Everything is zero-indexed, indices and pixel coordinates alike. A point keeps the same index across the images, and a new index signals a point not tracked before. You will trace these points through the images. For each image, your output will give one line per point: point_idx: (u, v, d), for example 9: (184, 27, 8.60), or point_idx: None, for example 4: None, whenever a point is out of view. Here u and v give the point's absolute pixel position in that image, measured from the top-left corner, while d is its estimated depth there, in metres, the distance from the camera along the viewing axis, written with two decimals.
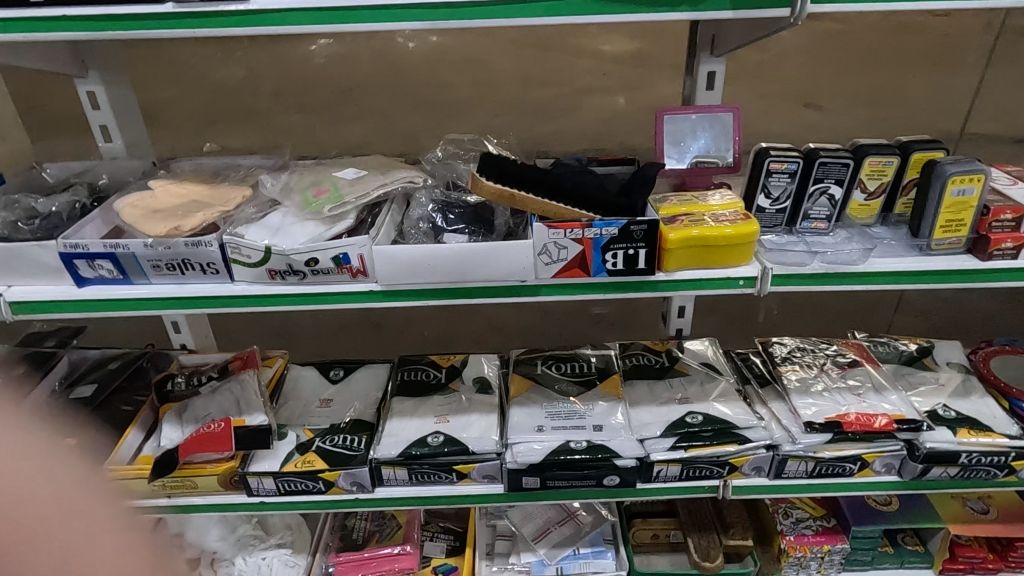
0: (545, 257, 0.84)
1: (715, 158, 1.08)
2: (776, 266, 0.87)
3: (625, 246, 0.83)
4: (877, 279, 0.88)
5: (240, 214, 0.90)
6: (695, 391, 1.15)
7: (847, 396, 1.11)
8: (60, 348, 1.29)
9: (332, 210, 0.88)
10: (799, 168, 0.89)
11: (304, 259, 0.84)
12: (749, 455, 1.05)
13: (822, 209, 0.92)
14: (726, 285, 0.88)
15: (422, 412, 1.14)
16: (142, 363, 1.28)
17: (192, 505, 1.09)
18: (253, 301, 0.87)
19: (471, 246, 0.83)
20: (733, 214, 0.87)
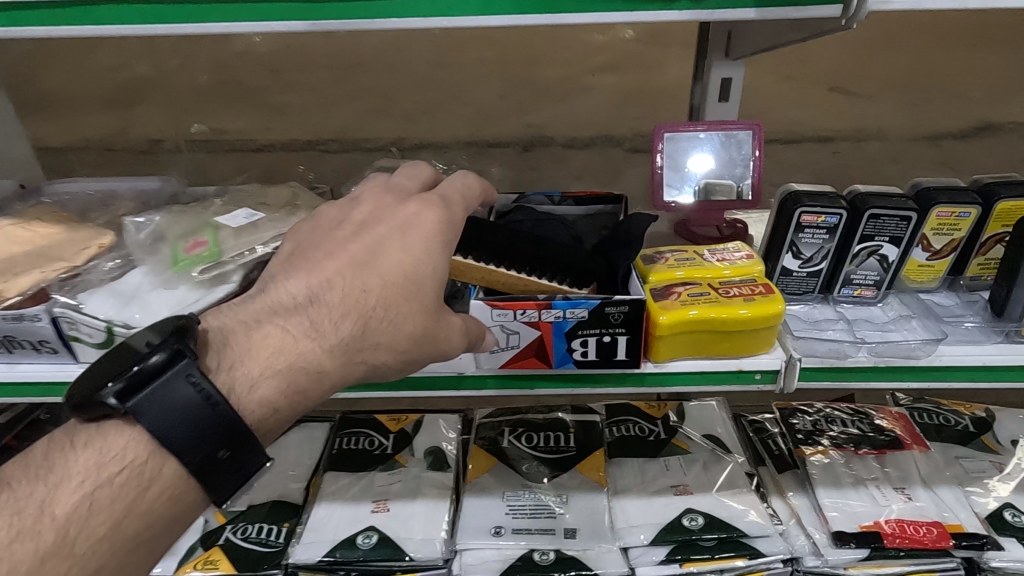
0: (489, 344, 0.62)
1: (728, 179, 0.84)
2: (806, 358, 0.64)
3: (599, 331, 0.60)
4: (945, 376, 0.64)
5: (90, 273, 0.67)
6: (696, 476, 0.93)
7: (888, 492, 0.88)
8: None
9: (205, 271, 0.64)
10: (842, 222, 0.66)
11: None
12: (762, 570, 0.83)
13: (869, 273, 0.69)
14: (738, 380, 0.65)
15: (357, 494, 0.93)
16: (39, 416, 0.98)
17: None
18: None
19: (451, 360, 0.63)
20: (749, 285, 0.64)
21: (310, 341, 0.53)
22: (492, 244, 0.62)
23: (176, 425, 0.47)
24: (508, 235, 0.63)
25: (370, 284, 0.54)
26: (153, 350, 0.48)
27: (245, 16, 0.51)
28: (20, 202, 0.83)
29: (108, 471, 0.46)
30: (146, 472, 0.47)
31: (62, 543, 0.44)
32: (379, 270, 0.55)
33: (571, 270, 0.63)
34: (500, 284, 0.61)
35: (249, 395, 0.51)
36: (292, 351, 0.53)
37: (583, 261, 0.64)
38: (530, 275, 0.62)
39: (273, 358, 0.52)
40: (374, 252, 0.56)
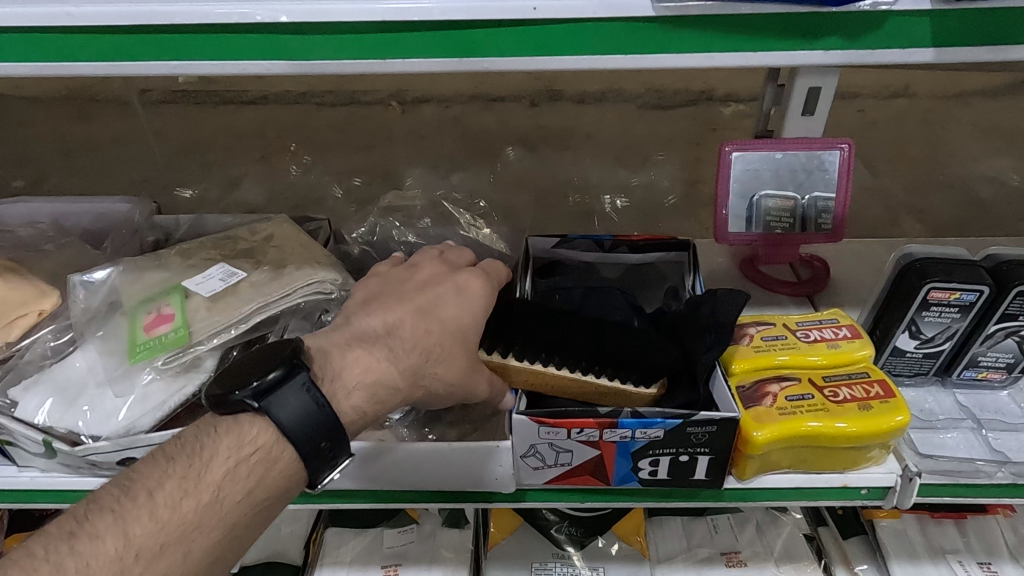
0: (533, 461, 0.49)
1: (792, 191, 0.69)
2: (929, 475, 0.51)
3: (675, 450, 0.47)
4: None
5: (27, 353, 0.53)
6: (750, 542, 0.81)
7: (972, 569, 0.77)
8: None
9: (169, 362, 0.50)
10: (980, 301, 0.52)
11: (115, 459, 0.49)
12: None
13: (1002, 355, 0.55)
14: (839, 496, 0.52)
15: (363, 560, 0.81)
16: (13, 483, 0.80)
17: None
18: (54, 498, 0.53)
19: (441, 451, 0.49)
20: (858, 382, 0.51)
21: (388, 365, 0.43)
22: (539, 335, 0.49)
23: (301, 420, 0.39)
24: (559, 322, 0.50)
25: (438, 321, 0.45)
26: (273, 359, 0.40)
27: (219, 52, 0.38)
28: None
29: (245, 447, 0.39)
30: (279, 450, 0.39)
31: (213, 507, 0.37)
32: (449, 306, 0.46)
33: (636, 362, 0.49)
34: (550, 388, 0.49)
35: (348, 404, 0.42)
36: (379, 370, 0.43)
37: (653, 352, 0.49)
38: (586, 374, 0.49)
39: (366, 373, 0.43)
40: (435, 288, 0.47)
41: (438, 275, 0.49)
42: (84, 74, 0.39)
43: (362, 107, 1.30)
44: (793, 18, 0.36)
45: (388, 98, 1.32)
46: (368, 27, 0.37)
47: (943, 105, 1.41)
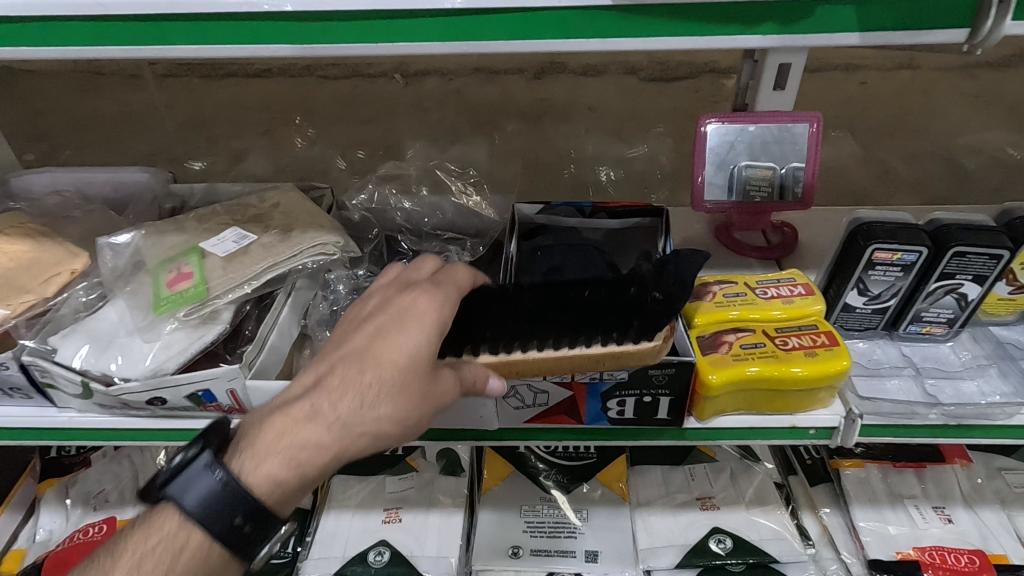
0: (515, 401, 0.55)
1: (765, 161, 0.73)
2: (870, 415, 0.57)
3: (639, 392, 0.53)
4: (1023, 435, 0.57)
5: (61, 308, 0.59)
6: (723, 488, 0.88)
7: (928, 513, 0.83)
8: None
9: (190, 313, 0.57)
10: (921, 260, 0.57)
11: (144, 398, 0.55)
12: None
13: (943, 311, 0.60)
14: (790, 436, 0.58)
15: (367, 502, 0.89)
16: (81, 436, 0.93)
17: None
18: (90, 435, 0.60)
19: None
20: (809, 331, 0.57)
21: (311, 421, 0.46)
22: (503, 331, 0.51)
23: (208, 503, 0.47)
24: (526, 309, 0.51)
25: (372, 359, 0.47)
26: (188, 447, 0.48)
27: (230, 36, 0.43)
28: None
29: (166, 535, 0.47)
30: (195, 534, 0.47)
31: None
32: (387, 340, 0.47)
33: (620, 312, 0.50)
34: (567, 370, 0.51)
35: (260, 472, 0.46)
36: (302, 431, 0.46)
37: (634, 303, 0.50)
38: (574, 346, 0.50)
39: (284, 439, 0.47)
40: (380, 319, 0.49)
41: (389, 300, 0.50)
42: (116, 56, 0.45)
43: (364, 80, 1.30)
44: (737, 6, 0.41)
45: (392, 71, 1.31)
46: (363, 15, 0.42)
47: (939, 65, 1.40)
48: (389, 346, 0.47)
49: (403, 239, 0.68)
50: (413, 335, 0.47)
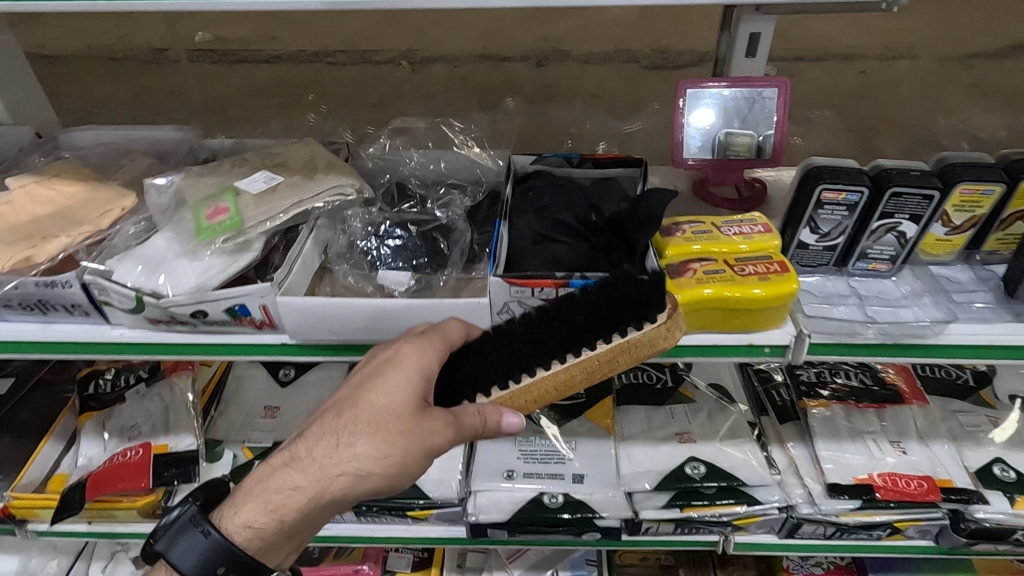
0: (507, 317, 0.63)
1: (737, 124, 0.81)
2: (817, 334, 0.65)
3: None
4: (951, 354, 0.66)
5: (115, 237, 0.69)
6: (700, 425, 0.96)
7: (885, 446, 0.91)
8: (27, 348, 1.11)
9: (228, 240, 0.66)
10: (863, 200, 0.65)
11: (189, 311, 0.64)
12: (759, 516, 0.88)
13: (886, 248, 0.69)
14: (748, 353, 0.67)
15: None
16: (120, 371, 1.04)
17: (116, 533, 0.95)
18: (138, 349, 0.69)
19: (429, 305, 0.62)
20: (765, 260, 0.65)
21: (295, 467, 0.61)
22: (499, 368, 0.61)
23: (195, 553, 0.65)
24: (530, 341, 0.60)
25: (352, 404, 0.61)
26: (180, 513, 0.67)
27: None
28: (36, 154, 0.83)
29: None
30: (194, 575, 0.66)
31: None
32: (372, 383, 0.60)
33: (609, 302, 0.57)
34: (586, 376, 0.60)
35: (248, 518, 0.63)
36: (287, 477, 0.62)
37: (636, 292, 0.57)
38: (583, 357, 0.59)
39: (271, 485, 0.62)
40: (374, 361, 0.62)
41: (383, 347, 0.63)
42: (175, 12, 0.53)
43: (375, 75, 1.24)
44: None
45: (399, 58, 1.17)
46: None
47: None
48: (370, 392, 0.60)
49: (412, 186, 0.76)
50: (397, 384, 0.59)
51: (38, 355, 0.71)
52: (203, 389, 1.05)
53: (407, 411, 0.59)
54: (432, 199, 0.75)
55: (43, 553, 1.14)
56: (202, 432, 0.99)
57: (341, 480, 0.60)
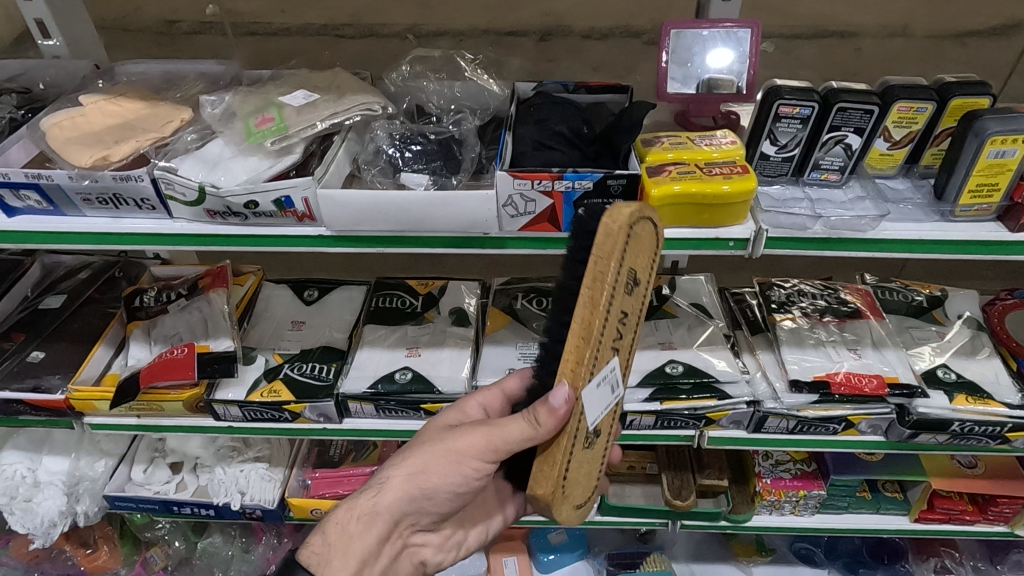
0: (510, 209, 0.75)
1: (716, 62, 0.91)
2: (773, 228, 0.77)
3: (601, 201, 0.74)
4: (885, 247, 0.78)
5: (176, 143, 0.80)
6: (680, 336, 1.09)
7: (842, 352, 1.04)
8: (90, 278, 1.25)
9: (275, 143, 0.77)
10: (814, 113, 0.77)
11: (242, 201, 0.76)
12: (728, 409, 1.00)
13: (836, 158, 0.80)
14: (714, 247, 0.78)
15: (393, 342, 1.11)
16: (180, 290, 1.18)
17: (162, 426, 1.08)
18: (197, 240, 0.81)
19: (443, 195, 0.74)
20: (729, 164, 0.77)
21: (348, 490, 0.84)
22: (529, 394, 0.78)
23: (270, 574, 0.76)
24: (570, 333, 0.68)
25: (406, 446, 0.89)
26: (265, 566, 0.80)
27: None
28: (98, 79, 0.94)
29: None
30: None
31: None
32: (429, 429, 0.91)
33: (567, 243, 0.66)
34: (591, 306, 0.60)
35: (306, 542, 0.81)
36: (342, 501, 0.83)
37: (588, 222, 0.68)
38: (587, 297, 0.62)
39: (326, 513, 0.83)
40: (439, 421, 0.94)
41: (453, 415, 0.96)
42: None
43: (380, 41, 1.35)
44: None
45: (404, 32, 1.34)
46: None
47: (966, 16, 1.29)
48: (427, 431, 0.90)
49: (430, 109, 0.87)
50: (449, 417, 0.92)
51: (108, 246, 0.83)
52: (237, 304, 1.17)
53: (429, 431, 0.87)
54: (447, 118, 0.86)
55: (90, 454, 1.27)
56: (239, 339, 1.11)
57: (370, 489, 0.82)
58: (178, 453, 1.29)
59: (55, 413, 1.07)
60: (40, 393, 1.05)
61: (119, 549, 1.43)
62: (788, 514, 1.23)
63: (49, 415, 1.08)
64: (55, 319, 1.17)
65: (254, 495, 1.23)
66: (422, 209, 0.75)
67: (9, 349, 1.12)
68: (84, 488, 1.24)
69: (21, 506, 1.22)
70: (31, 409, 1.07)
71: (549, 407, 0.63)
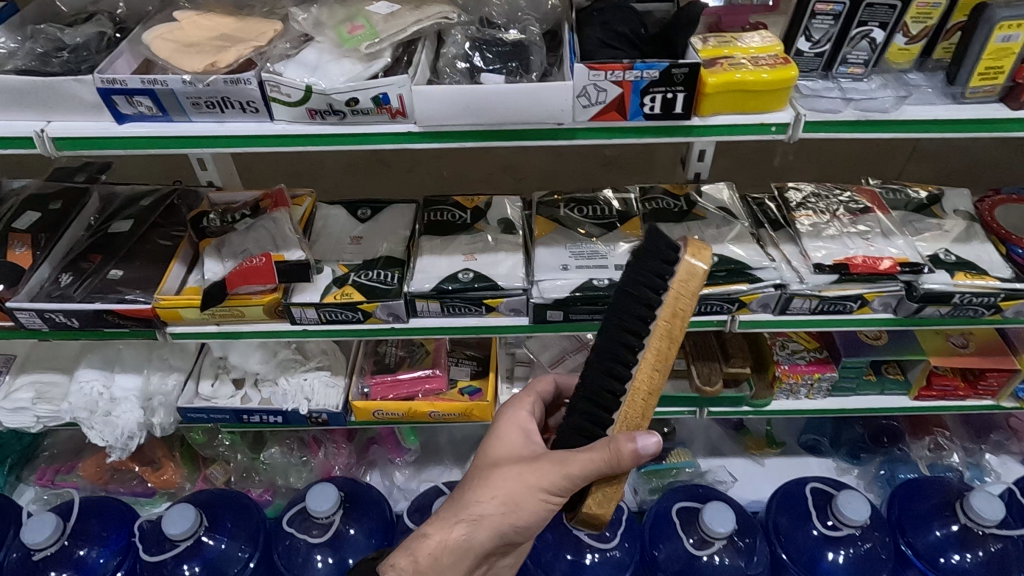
0: (584, 100, 0.85)
1: None
2: (809, 113, 0.88)
3: (665, 89, 0.84)
4: (907, 128, 0.90)
5: (273, 50, 0.88)
6: (711, 233, 1.20)
7: (856, 240, 1.16)
8: (150, 205, 1.31)
9: (369, 47, 0.86)
10: (845, 9, 0.87)
11: (345, 98, 0.84)
12: (758, 293, 1.12)
13: (861, 53, 0.91)
14: (759, 132, 0.89)
15: (450, 250, 1.20)
16: (244, 212, 1.25)
17: (239, 332, 1.17)
18: (295, 140, 0.89)
19: (524, 87, 0.83)
20: (771, 57, 0.87)
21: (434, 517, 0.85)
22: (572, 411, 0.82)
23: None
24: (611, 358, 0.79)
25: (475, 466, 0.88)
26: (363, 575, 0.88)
27: None
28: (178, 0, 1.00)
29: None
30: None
31: None
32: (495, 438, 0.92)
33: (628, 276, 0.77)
34: (668, 342, 0.71)
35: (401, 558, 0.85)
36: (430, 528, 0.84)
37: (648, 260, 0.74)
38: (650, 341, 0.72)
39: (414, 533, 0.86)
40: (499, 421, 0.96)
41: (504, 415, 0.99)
42: None
43: None
44: None
45: None
46: None
47: None
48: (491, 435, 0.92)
49: (496, 18, 0.95)
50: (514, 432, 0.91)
51: (211, 150, 0.91)
52: (300, 222, 1.26)
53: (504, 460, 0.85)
54: (513, 25, 0.95)
55: (161, 370, 1.35)
56: (307, 251, 1.20)
57: (451, 522, 0.83)
58: (240, 370, 1.37)
59: (141, 324, 1.15)
60: (127, 303, 1.12)
61: (182, 467, 1.53)
62: (803, 397, 1.38)
63: (134, 326, 1.15)
64: (127, 240, 1.24)
65: (319, 401, 1.33)
66: (506, 102, 0.84)
67: (89, 269, 1.19)
68: (158, 401, 1.33)
69: (101, 420, 1.31)
70: (118, 320, 1.14)
71: (635, 452, 0.71)
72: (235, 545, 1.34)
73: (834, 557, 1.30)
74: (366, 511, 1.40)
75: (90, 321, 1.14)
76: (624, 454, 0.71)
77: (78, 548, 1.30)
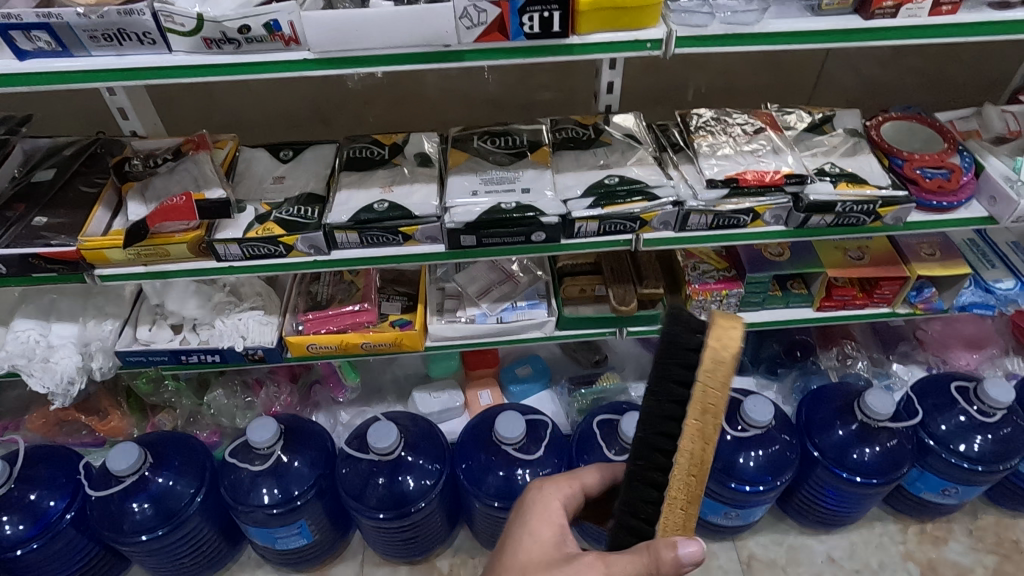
0: (467, 22, 0.90)
1: None
2: (679, 29, 0.95)
3: (540, 8, 0.89)
4: (771, 39, 0.97)
5: None
6: (616, 158, 1.27)
7: (748, 158, 1.24)
8: (73, 155, 1.34)
9: None
10: None
11: (236, 26, 0.89)
12: (657, 210, 1.19)
13: None
14: (635, 48, 0.96)
15: (369, 183, 1.25)
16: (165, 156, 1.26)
17: (167, 271, 1.22)
18: (194, 69, 0.93)
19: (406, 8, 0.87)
20: None
21: None
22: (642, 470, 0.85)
23: None
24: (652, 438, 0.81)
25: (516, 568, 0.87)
26: None
27: None
28: None
29: None
30: None
31: None
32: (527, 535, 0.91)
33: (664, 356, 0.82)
34: (701, 441, 0.73)
35: None
36: None
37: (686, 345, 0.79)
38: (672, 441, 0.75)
39: None
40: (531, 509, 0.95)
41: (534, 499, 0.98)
42: None
43: None
44: None
45: None
46: None
47: None
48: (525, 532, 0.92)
49: None
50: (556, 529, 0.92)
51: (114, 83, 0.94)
52: (221, 164, 1.30)
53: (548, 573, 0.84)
54: None
55: (97, 317, 1.39)
56: (229, 191, 1.24)
57: None
58: (177, 316, 1.41)
59: (69, 266, 1.19)
60: (53, 248, 1.16)
61: (129, 415, 1.58)
62: None
63: (62, 270, 1.19)
64: (50, 189, 1.26)
65: (254, 338, 1.38)
66: (390, 24, 0.89)
67: (13, 217, 1.22)
68: (96, 346, 1.37)
69: (40, 366, 1.35)
70: (46, 264, 1.17)
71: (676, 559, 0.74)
72: (182, 482, 1.40)
73: (745, 460, 1.40)
74: (307, 444, 1.47)
75: (18, 268, 1.17)
76: (664, 561, 0.74)
77: (28, 492, 1.35)
